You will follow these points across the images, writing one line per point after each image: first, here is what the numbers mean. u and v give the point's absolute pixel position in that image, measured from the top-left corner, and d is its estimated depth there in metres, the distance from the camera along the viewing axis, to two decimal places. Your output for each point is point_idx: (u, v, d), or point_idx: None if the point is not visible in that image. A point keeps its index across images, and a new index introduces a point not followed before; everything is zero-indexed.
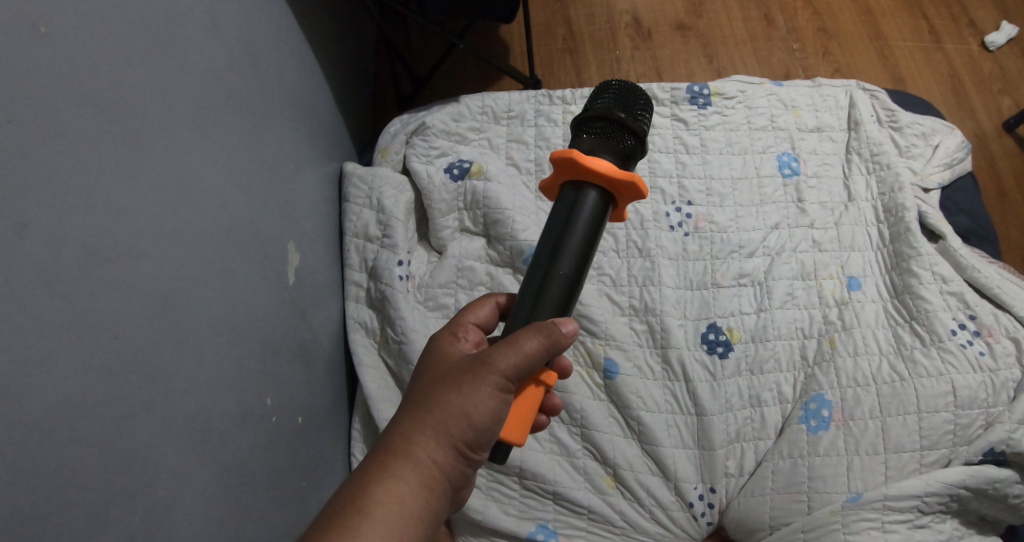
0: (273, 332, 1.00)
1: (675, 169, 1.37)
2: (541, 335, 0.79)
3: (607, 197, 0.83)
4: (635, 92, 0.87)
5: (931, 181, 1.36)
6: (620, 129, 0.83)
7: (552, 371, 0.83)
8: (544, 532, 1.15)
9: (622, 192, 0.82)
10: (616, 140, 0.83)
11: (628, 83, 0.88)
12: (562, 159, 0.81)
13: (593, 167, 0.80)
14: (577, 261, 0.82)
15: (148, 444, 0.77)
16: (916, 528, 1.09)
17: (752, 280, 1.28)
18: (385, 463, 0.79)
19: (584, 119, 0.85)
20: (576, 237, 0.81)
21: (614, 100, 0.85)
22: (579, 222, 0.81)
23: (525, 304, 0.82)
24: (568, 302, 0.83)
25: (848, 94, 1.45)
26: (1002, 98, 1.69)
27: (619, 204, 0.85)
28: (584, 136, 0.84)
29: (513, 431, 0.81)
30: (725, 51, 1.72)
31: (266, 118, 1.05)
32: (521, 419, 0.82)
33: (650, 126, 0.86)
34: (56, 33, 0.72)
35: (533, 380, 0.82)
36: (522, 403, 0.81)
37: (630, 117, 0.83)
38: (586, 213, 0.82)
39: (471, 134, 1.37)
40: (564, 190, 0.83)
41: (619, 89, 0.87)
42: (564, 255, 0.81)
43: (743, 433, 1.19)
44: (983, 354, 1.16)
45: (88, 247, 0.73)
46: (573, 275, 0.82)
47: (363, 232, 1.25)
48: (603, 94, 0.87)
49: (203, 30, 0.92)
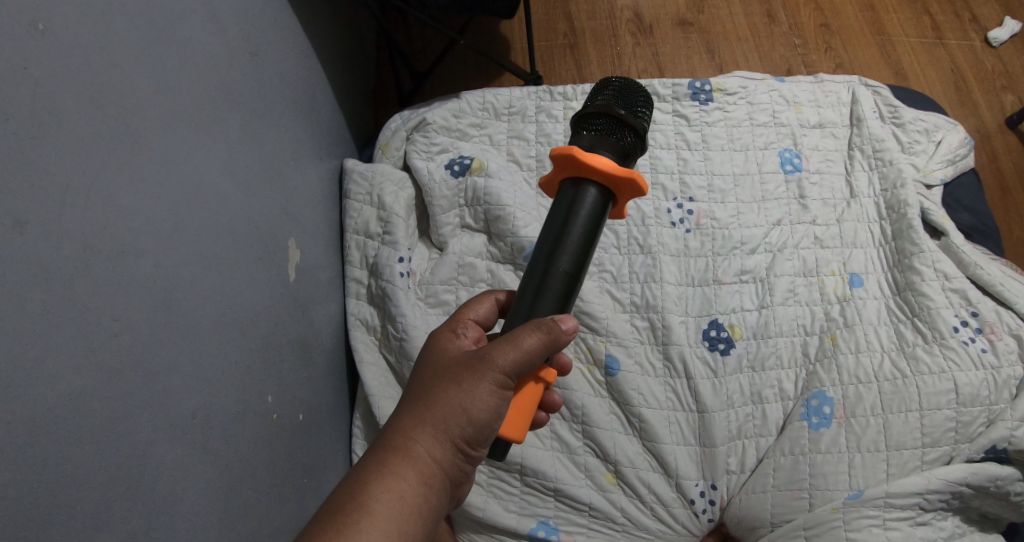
0: (273, 329, 1.00)
1: (676, 166, 1.37)
2: (541, 332, 0.78)
3: (607, 194, 0.82)
4: (634, 89, 0.87)
5: (933, 177, 1.36)
6: (620, 126, 0.83)
7: (552, 368, 0.84)
8: (545, 529, 1.15)
9: (622, 190, 0.82)
10: (617, 137, 0.82)
11: (628, 81, 0.88)
12: (562, 157, 0.81)
13: (593, 164, 0.80)
14: (577, 258, 0.82)
15: (149, 442, 0.77)
16: (918, 526, 1.08)
17: (755, 277, 1.28)
18: (384, 459, 0.78)
19: (584, 116, 0.84)
20: (576, 235, 0.81)
21: (613, 98, 0.85)
22: (578, 219, 0.81)
23: (525, 302, 0.82)
24: (568, 300, 0.83)
25: (850, 89, 1.44)
26: (1004, 95, 1.68)
27: (619, 202, 0.85)
28: (584, 134, 0.83)
29: (513, 428, 0.81)
30: (727, 47, 1.72)
31: (265, 113, 1.05)
32: (520, 416, 0.82)
33: (650, 123, 0.85)
34: (55, 30, 0.71)
35: (533, 377, 0.82)
36: (522, 400, 0.82)
37: (631, 114, 0.83)
38: (585, 210, 0.81)
39: (472, 130, 1.37)
40: (564, 187, 0.83)
41: (619, 86, 0.87)
42: (564, 252, 0.81)
43: (744, 430, 1.19)
44: (985, 351, 1.15)
45: (88, 244, 0.72)
46: (573, 273, 0.82)
47: (363, 229, 1.25)
48: (603, 91, 0.87)
49: (202, 25, 0.91)
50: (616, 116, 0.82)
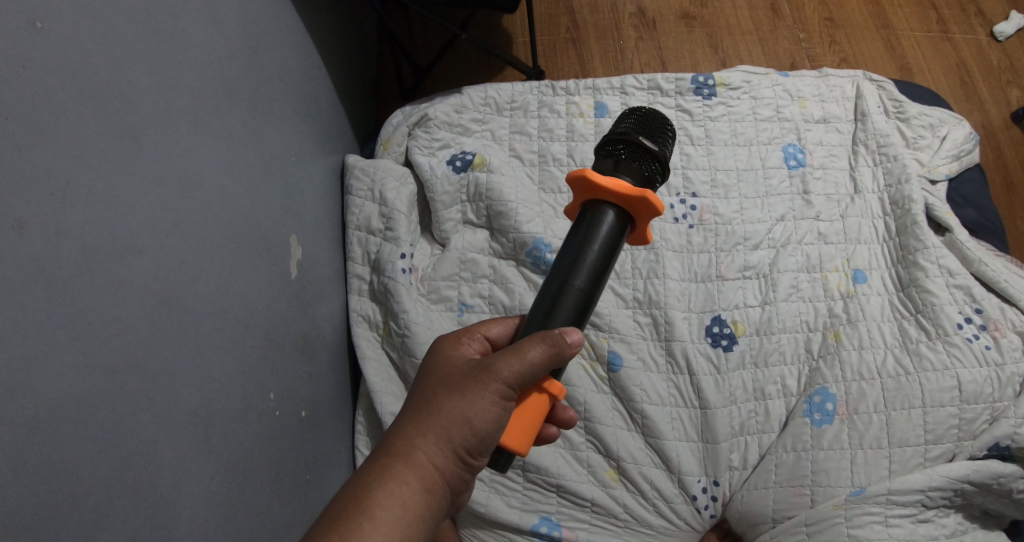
0: (275, 326, 1.00)
1: (679, 160, 1.36)
2: (546, 344, 0.78)
3: (625, 215, 0.82)
4: (657, 117, 0.87)
5: (938, 172, 1.34)
6: (641, 153, 0.82)
7: (557, 379, 0.82)
8: (548, 524, 1.15)
9: (640, 213, 0.82)
10: (638, 163, 0.82)
11: (651, 109, 0.88)
12: (583, 180, 0.81)
13: (612, 189, 0.80)
14: (595, 273, 0.81)
15: (150, 441, 0.77)
16: (919, 523, 1.08)
17: (758, 273, 1.27)
18: (386, 465, 0.78)
19: (606, 141, 0.85)
20: (594, 251, 0.81)
21: (637, 125, 0.85)
22: (597, 236, 0.81)
23: (539, 312, 0.82)
24: (581, 315, 0.83)
25: (855, 84, 1.44)
26: (1010, 89, 1.67)
27: (639, 226, 0.84)
28: (605, 159, 0.83)
29: (516, 438, 0.80)
30: (729, 41, 1.71)
31: (265, 108, 1.04)
32: (525, 427, 0.80)
33: (670, 151, 0.85)
34: (54, 30, 0.71)
35: (535, 386, 0.81)
36: (525, 411, 0.80)
37: (655, 142, 0.83)
38: (604, 227, 0.81)
39: (474, 125, 1.36)
40: (585, 206, 0.83)
41: (642, 115, 0.87)
42: (580, 269, 0.80)
43: (747, 426, 1.18)
44: (989, 348, 1.15)
45: (88, 243, 0.72)
46: (588, 291, 0.81)
47: (365, 225, 1.25)
48: (627, 117, 0.87)
49: (202, 21, 0.91)
50: (637, 143, 0.82)
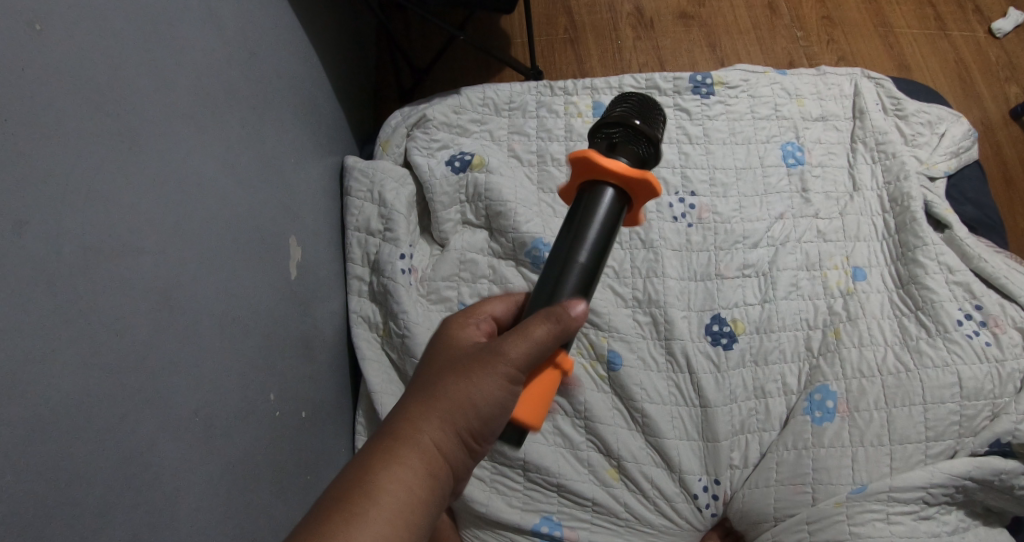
0: (275, 328, 1.00)
1: (678, 160, 1.36)
2: (551, 323, 0.78)
3: (623, 196, 0.82)
4: (650, 103, 0.87)
5: (937, 169, 1.35)
6: (637, 136, 0.82)
7: (569, 353, 0.82)
8: (549, 524, 1.15)
9: (637, 194, 0.82)
10: (634, 146, 0.82)
11: (644, 95, 0.88)
12: (583, 160, 0.80)
13: (611, 170, 0.80)
14: (597, 252, 0.81)
15: (150, 440, 0.77)
16: (921, 520, 1.08)
17: (757, 271, 1.27)
18: (391, 445, 0.77)
19: (602, 124, 0.84)
20: (597, 229, 0.81)
21: (632, 109, 0.85)
22: (599, 214, 0.81)
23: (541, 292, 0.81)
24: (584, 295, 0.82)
25: (853, 82, 1.44)
26: (1008, 86, 1.68)
27: (634, 208, 0.84)
28: (602, 142, 0.83)
29: (529, 413, 0.81)
30: (728, 39, 1.71)
31: (264, 109, 1.04)
32: (536, 403, 0.81)
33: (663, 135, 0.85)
34: (53, 30, 0.71)
35: (547, 363, 0.81)
36: (537, 385, 0.81)
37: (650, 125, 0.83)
38: (605, 206, 0.81)
39: (473, 125, 1.36)
40: (582, 189, 0.83)
41: (636, 99, 0.87)
42: (581, 248, 0.80)
43: (747, 424, 1.18)
44: (989, 344, 1.15)
45: (87, 244, 0.72)
46: (589, 270, 0.81)
47: (365, 226, 1.25)
48: (621, 103, 0.87)
49: (201, 23, 0.91)
50: (632, 126, 0.82)
